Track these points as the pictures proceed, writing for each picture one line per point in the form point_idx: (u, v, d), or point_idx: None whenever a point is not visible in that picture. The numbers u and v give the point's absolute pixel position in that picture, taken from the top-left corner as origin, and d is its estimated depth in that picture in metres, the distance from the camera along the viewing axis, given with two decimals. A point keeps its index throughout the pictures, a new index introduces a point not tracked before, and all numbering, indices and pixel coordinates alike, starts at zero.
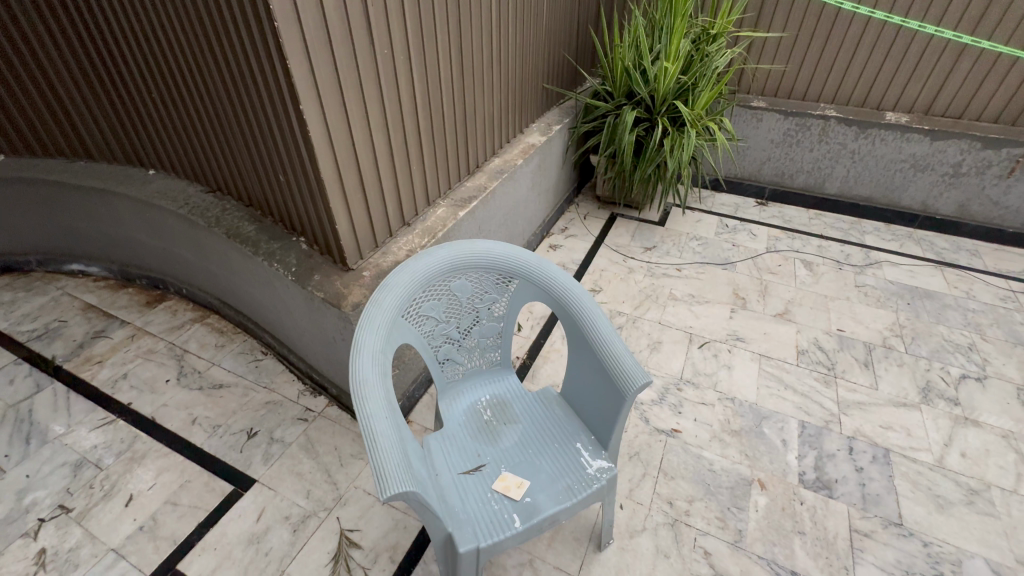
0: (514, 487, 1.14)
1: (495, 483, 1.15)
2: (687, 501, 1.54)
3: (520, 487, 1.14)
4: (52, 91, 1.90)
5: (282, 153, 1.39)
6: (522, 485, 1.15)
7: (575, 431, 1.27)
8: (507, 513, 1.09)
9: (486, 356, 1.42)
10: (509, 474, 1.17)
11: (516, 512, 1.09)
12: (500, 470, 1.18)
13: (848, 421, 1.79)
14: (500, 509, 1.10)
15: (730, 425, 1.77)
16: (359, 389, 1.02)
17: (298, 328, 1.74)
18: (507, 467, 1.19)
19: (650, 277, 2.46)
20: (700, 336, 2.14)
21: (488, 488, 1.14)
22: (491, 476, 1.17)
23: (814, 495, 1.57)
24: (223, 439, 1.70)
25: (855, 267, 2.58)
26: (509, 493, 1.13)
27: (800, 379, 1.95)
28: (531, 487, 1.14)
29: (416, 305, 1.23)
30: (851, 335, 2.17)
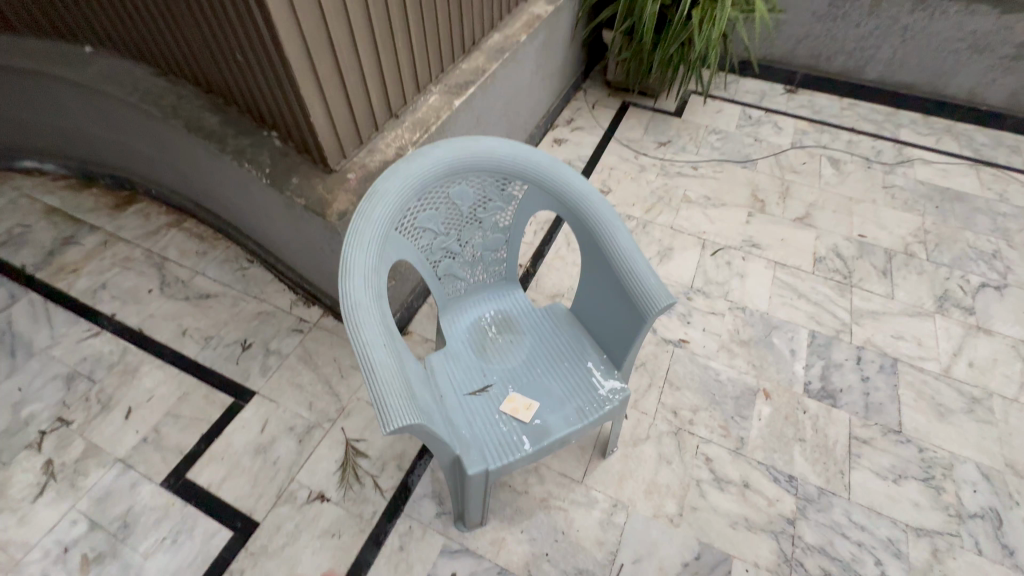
0: (522, 407, 1.10)
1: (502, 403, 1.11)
2: (692, 411, 1.54)
3: (529, 408, 1.10)
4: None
5: (234, 21, 1.11)
6: (531, 405, 1.11)
7: (586, 349, 1.20)
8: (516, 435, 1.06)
9: (489, 270, 1.29)
10: (517, 394, 1.12)
11: (525, 434, 1.06)
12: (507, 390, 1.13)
13: (859, 331, 1.75)
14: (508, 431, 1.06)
15: (739, 336, 1.72)
16: (351, 314, 0.91)
17: (282, 236, 1.59)
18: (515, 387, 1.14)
19: (663, 177, 2.26)
20: (713, 242, 2.01)
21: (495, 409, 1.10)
22: (498, 396, 1.12)
23: (817, 404, 1.57)
24: (217, 350, 1.64)
25: (885, 165, 2.37)
26: (517, 414, 1.09)
27: (815, 288, 1.87)
28: (540, 408, 1.10)
29: (411, 216, 1.08)
30: (872, 241, 2.05)
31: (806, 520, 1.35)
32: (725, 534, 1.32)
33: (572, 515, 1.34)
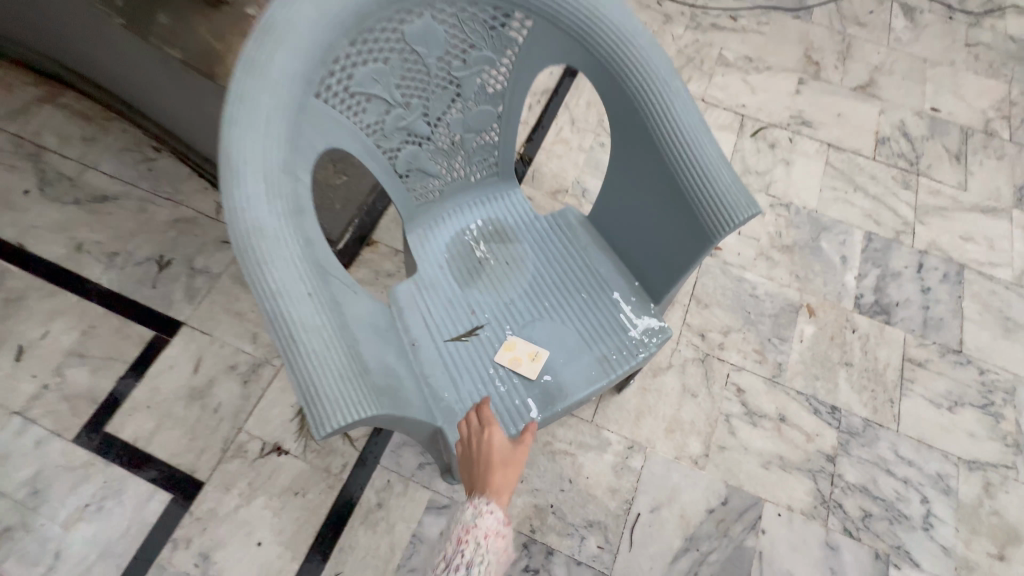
0: (526, 357, 0.81)
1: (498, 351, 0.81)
2: (722, 333, 1.28)
3: (535, 359, 0.81)
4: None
5: None
6: (538, 353, 0.81)
7: (611, 273, 0.88)
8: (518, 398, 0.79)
9: (475, 162, 0.88)
10: (518, 338, 0.82)
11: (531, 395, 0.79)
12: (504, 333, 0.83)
13: (923, 232, 1.45)
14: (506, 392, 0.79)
15: (781, 240, 1.41)
16: (250, 249, 0.55)
17: (184, 116, 1.15)
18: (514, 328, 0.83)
19: (694, 30, 1.75)
20: (754, 120, 1.59)
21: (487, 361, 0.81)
22: (491, 343, 0.82)
23: (869, 321, 1.32)
24: (127, 270, 1.28)
25: (970, 15, 1.87)
26: (519, 366, 0.80)
27: (874, 178, 1.52)
28: (550, 358, 0.81)
29: (343, 74, 0.66)
30: (946, 117, 1.65)
31: (848, 457, 1.17)
32: (756, 476, 1.14)
33: (580, 460, 1.14)
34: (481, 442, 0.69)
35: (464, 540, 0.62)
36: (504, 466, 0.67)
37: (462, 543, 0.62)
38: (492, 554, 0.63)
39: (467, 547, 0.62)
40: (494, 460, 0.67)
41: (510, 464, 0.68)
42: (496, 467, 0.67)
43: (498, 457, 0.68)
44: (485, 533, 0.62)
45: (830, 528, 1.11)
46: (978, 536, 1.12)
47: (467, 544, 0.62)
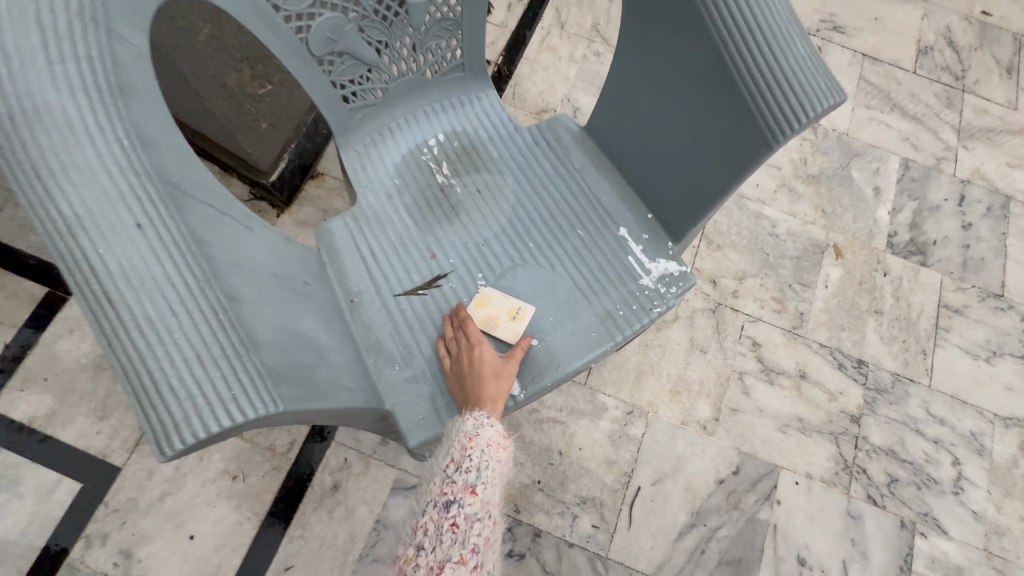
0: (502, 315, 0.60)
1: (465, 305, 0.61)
2: (736, 279, 1.10)
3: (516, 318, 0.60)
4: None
5: None
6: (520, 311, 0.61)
7: (616, 204, 0.66)
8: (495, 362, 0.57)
9: (427, 49, 0.64)
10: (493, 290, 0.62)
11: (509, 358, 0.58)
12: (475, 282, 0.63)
13: (967, 158, 1.25)
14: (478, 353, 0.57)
15: (806, 169, 1.20)
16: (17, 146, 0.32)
17: None
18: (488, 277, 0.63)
19: None
20: None
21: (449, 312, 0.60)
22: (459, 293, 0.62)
23: (902, 263, 1.15)
24: (7, 212, 1.02)
25: None
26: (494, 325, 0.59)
27: (914, 95, 1.30)
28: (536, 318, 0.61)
29: None
30: (997, 22, 1.41)
31: (874, 417, 1.03)
32: (772, 441, 1.00)
33: (572, 430, 0.97)
34: (468, 353, 0.56)
35: (471, 445, 0.51)
36: (500, 374, 0.56)
37: (468, 450, 0.51)
38: (501, 462, 0.53)
39: (473, 456, 0.51)
40: (489, 370, 0.55)
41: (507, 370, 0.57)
42: (491, 379, 0.55)
43: (492, 366, 0.56)
44: (491, 440, 0.52)
45: (853, 496, 0.98)
46: (1012, 499, 1.00)
47: (472, 453, 0.51)
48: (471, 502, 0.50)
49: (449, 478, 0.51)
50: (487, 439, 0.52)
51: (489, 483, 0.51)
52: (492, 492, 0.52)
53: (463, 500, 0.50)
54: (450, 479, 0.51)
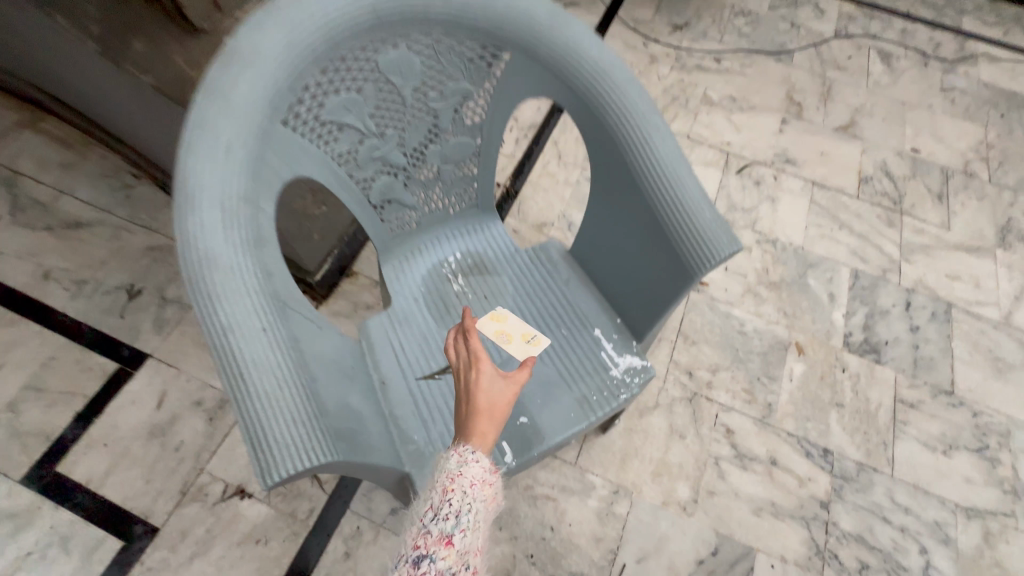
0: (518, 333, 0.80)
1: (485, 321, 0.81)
2: (709, 371, 1.25)
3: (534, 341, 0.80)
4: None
5: None
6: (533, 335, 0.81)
7: (592, 309, 0.84)
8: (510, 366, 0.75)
9: (453, 194, 0.87)
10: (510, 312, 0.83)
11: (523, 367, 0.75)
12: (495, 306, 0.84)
13: (910, 270, 1.45)
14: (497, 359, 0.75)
15: (768, 276, 1.40)
16: (200, 278, 0.52)
17: (158, 143, 1.11)
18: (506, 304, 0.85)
19: (680, 70, 1.79)
20: (739, 157, 1.61)
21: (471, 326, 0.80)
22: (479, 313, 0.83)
23: (859, 360, 1.29)
24: (95, 299, 1.23)
25: (943, 63, 1.93)
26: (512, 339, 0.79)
27: (859, 216, 1.53)
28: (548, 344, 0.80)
29: (316, 103, 0.64)
30: (926, 157, 1.68)
31: (841, 503, 1.12)
32: (748, 524, 1.09)
33: (563, 506, 1.07)
34: (469, 383, 0.58)
35: (451, 489, 0.53)
36: (496, 405, 0.57)
37: (448, 495, 0.53)
38: (479, 510, 0.53)
39: (451, 501, 0.52)
40: (482, 402, 0.56)
41: (502, 403, 0.57)
42: (484, 413, 0.56)
43: (491, 397, 0.57)
44: (472, 483, 0.53)
45: None
46: None
47: (452, 497, 0.52)
48: (445, 554, 0.49)
49: (425, 528, 0.51)
50: (468, 481, 0.53)
51: (469, 531, 0.51)
52: (472, 541, 0.52)
53: (437, 552, 0.49)
54: (426, 529, 0.51)
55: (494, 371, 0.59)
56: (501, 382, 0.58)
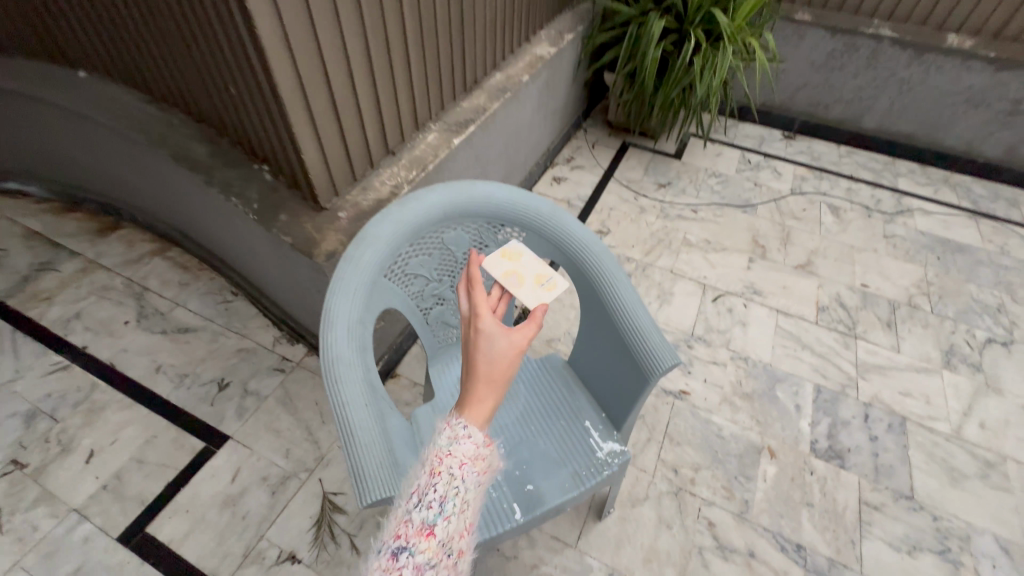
0: (533, 273, 0.90)
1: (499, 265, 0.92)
2: (692, 469, 1.45)
3: (552, 281, 0.89)
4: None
5: (229, 50, 1.05)
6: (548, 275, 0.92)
7: (583, 406, 1.13)
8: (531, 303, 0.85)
9: None
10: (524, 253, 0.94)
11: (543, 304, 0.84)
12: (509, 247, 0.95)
13: (866, 387, 1.69)
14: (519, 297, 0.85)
15: (741, 388, 1.65)
16: (332, 369, 0.84)
17: (267, 273, 1.51)
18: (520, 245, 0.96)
19: (663, 218, 2.23)
20: (714, 288, 1.96)
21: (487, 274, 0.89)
22: (496, 267, 0.91)
23: (825, 465, 1.49)
24: (192, 389, 1.54)
25: (885, 214, 2.34)
26: (526, 279, 0.89)
27: (819, 339, 1.82)
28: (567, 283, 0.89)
29: (402, 262, 1.03)
30: (875, 291, 2.00)
31: None
32: None
33: None
34: (471, 346, 0.66)
35: (437, 473, 0.63)
36: (494, 370, 0.66)
37: (435, 480, 0.63)
38: (460, 501, 0.62)
39: (436, 488, 0.62)
40: (482, 372, 0.65)
41: (500, 370, 0.66)
42: (482, 382, 0.66)
43: (489, 363, 0.65)
44: (460, 463, 0.63)
45: None
46: None
47: (437, 485, 0.62)
48: (425, 540, 0.59)
49: (410, 517, 0.61)
50: (456, 461, 0.63)
51: (448, 518, 0.61)
52: (454, 522, 0.61)
53: (417, 539, 0.59)
54: (410, 520, 0.60)
55: (493, 334, 0.66)
56: (498, 345, 0.66)
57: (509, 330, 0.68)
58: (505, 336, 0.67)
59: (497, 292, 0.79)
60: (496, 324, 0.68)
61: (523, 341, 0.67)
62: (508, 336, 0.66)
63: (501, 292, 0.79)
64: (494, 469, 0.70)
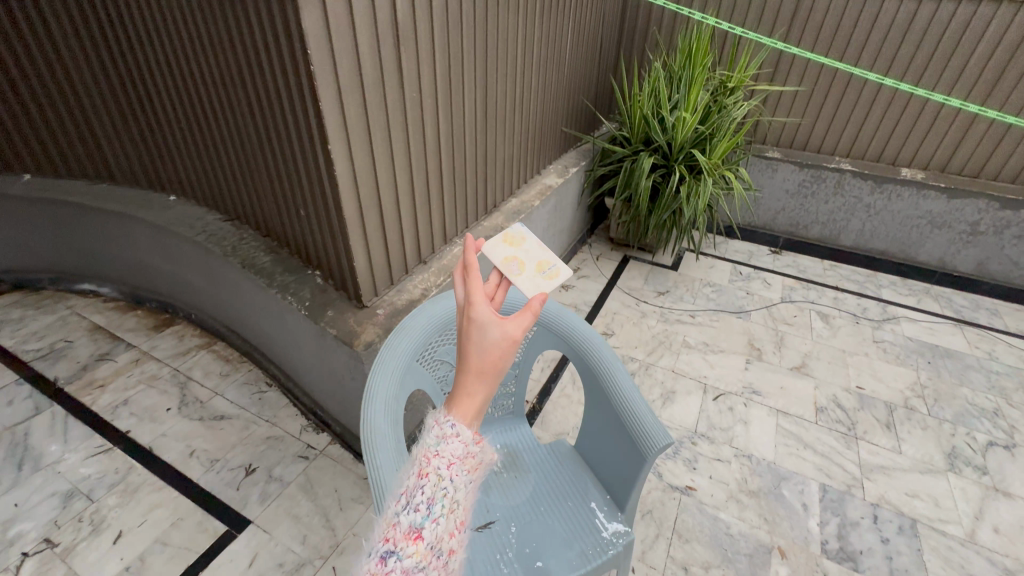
0: (536, 260, 0.98)
1: (505, 251, 0.99)
2: (703, 568, 1.45)
3: (552, 269, 0.97)
4: (77, 105, 1.87)
5: (306, 185, 1.36)
6: (549, 264, 1.00)
7: (590, 489, 1.22)
8: (532, 289, 0.92)
9: (498, 404, 1.39)
10: (527, 240, 1.02)
11: (543, 289, 0.92)
12: (514, 233, 1.03)
13: (872, 487, 1.71)
14: (522, 282, 0.93)
15: (747, 485, 1.69)
16: (371, 437, 0.98)
17: (305, 364, 1.69)
18: (524, 231, 1.04)
19: (663, 322, 2.43)
20: (714, 387, 2.08)
21: (492, 257, 0.97)
22: (497, 252, 0.98)
23: (837, 567, 1.48)
24: (220, 474, 1.63)
25: (873, 321, 2.50)
26: (527, 266, 0.96)
27: (820, 438, 1.88)
28: (566, 271, 0.96)
29: (431, 349, 1.23)
30: (870, 392, 2.09)
31: None
32: None
33: None
34: (466, 336, 0.69)
35: (425, 475, 0.71)
36: (487, 360, 0.69)
37: (422, 485, 0.70)
38: (445, 504, 0.70)
39: (423, 493, 0.70)
40: (473, 366, 0.70)
41: (493, 360, 0.69)
42: (474, 373, 0.70)
43: (482, 353, 0.69)
44: (447, 462, 0.71)
45: None
46: None
47: (424, 490, 0.70)
48: (413, 544, 0.66)
49: (397, 524, 0.68)
50: (443, 462, 0.71)
51: (434, 523, 0.68)
52: (441, 521, 0.69)
53: (406, 544, 0.66)
54: (397, 528, 0.68)
55: (487, 325, 0.68)
56: (492, 335, 0.68)
57: (504, 319, 0.69)
58: (499, 325, 0.69)
59: (494, 278, 0.80)
60: (491, 312, 0.69)
61: (516, 332, 0.68)
62: (501, 326, 0.68)
63: (498, 277, 0.81)
64: (479, 468, 0.77)
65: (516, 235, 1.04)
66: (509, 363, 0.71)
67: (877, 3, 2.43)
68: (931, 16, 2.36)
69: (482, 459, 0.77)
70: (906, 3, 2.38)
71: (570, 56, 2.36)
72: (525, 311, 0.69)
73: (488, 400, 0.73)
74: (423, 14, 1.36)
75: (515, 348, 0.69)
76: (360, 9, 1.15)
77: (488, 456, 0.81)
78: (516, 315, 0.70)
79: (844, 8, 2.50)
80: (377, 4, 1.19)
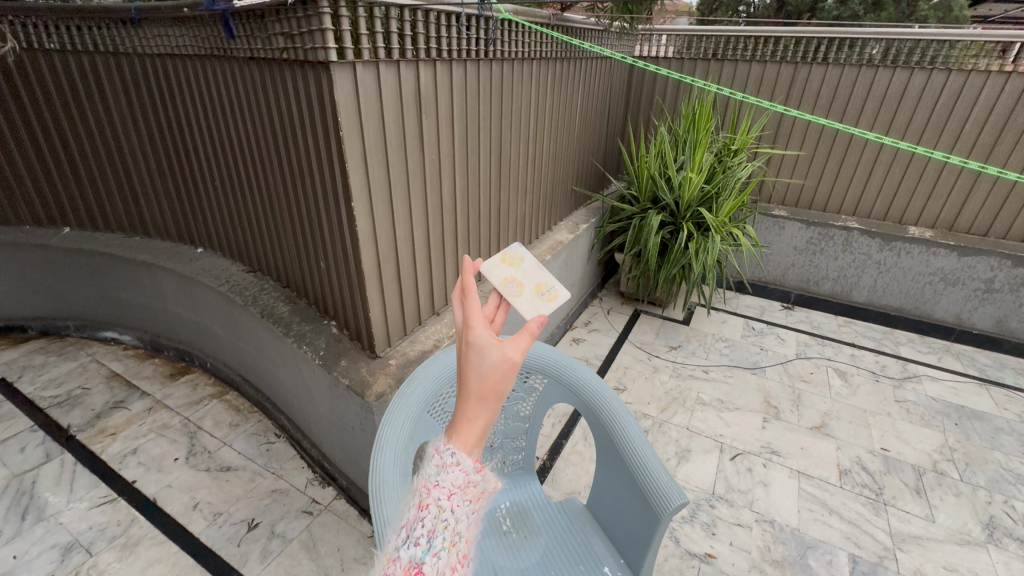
0: (534, 283, 0.99)
1: (504, 272, 1.00)
2: None
3: (552, 291, 0.98)
4: (121, 165, 2.02)
5: (329, 240, 1.43)
6: (546, 286, 1.01)
7: (603, 552, 1.18)
8: (532, 308, 0.92)
9: (508, 458, 1.37)
10: (526, 261, 1.04)
11: (543, 310, 0.93)
12: (512, 255, 1.05)
13: (907, 558, 1.60)
14: (521, 303, 0.93)
15: (771, 554, 1.60)
16: (379, 489, 0.96)
17: (316, 414, 1.69)
18: (522, 252, 1.06)
19: (676, 378, 2.39)
20: (731, 447, 2.01)
21: (493, 277, 0.97)
22: (498, 267, 1.00)
23: None
24: (222, 528, 1.59)
25: (893, 378, 2.44)
26: (527, 287, 0.97)
27: (846, 503, 1.78)
28: (565, 293, 0.97)
29: (441, 401, 1.23)
30: (897, 455, 1.99)
31: None
32: None
33: None
34: (464, 361, 0.67)
35: (426, 506, 0.71)
36: (486, 384, 0.67)
37: (423, 516, 0.70)
38: (445, 537, 0.69)
39: (424, 527, 0.69)
40: (473, 391, 0.68)
41: (492, 384, 0.67)
42: (474, 398, 0.68)
43: (481, 377, 0.67)
44: (448, 492, 0.71)
45: None
46: None
47: (425, 524, 0.69)
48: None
49: (396, 560, 0.67)
50: (444, 492, 0.71)
51: (433, 558, 0.67)
52: (442, 555, 0.68)
53: None
54: (395, 564, 0.67)
55: (485, 349, 0.66)
56: (491, 359, 0.66)
57: (503, 341, 0.67)
58: (498, 348, 0.67)
59: (494, 301, 0.80)
60: (490, 335, 0.68)
61: (516, 353, 0.67)
62: (500, 348, 0.66)
63: (498, 299, 0.80)
64: (480, 499, 0.77)
65: (514, 256, 1.06)
66: (509, 386, 0.69)
67: (870, 73, 2.57)
68: (923, 84, 2.49)
69: (483, 487, 0.77)
70: (899, 73, 2.52)
71: (580, 118, 2.50)
72: (523, 333, 0.68)
73: (490, 425, 0.71)
74: (444, 86, 1.47)
75: (515, 370, 0.67)
76: (387, 81, 1.25)
77: (488, 485, 0.82)
78: (514, 336, 0.68)
79: (839, 78, 2.65)
80: (402, 77, 1.30)
